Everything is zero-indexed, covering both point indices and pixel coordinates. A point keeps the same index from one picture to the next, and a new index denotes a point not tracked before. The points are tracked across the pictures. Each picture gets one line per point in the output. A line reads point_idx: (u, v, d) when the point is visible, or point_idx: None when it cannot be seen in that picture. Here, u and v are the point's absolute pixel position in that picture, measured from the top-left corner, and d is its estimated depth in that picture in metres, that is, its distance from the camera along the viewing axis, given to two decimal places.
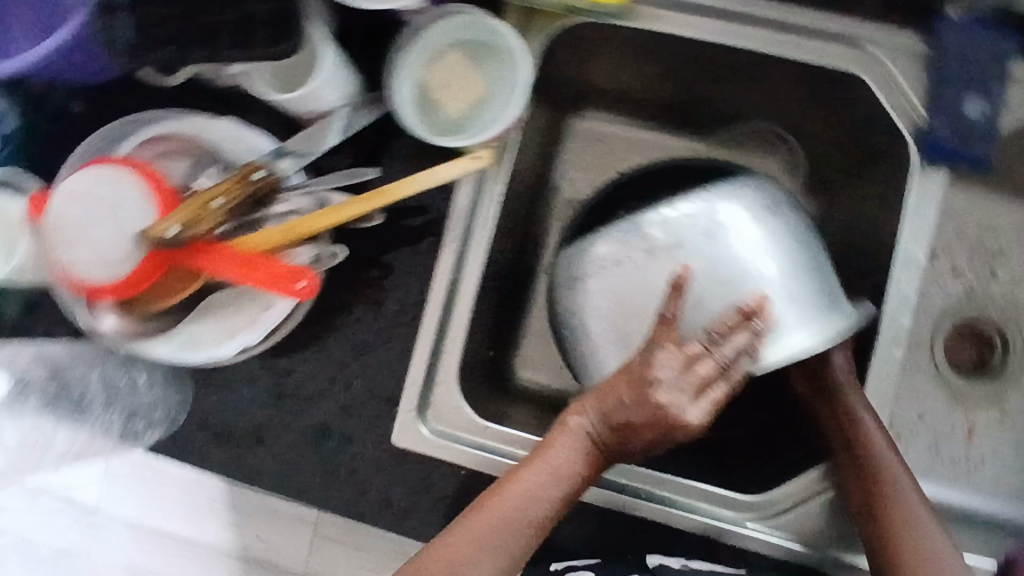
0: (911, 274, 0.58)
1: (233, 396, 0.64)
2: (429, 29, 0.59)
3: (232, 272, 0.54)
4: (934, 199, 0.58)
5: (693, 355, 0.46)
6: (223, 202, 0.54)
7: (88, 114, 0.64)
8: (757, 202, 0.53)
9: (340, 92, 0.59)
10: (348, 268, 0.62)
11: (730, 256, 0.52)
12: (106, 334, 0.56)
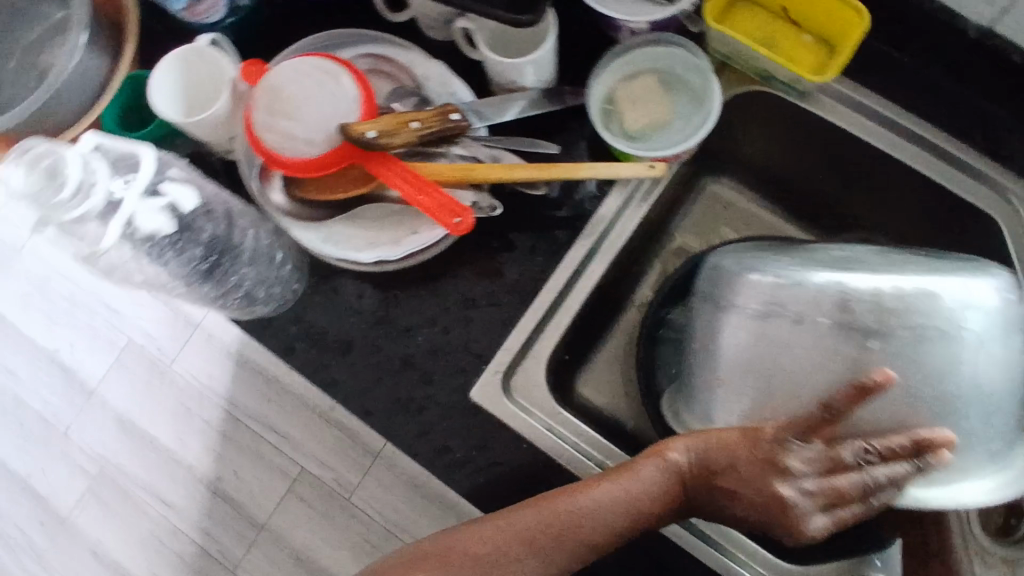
0: None
1: (335, 303, 0.67)
2: (639, 49, 0.64)
3: (403, 189, 0.58)
4: None
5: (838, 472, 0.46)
6: (419, 126, 0.58)
7: (303, 16, 0.69)
8: (986, 327, 0.49)
9: (542, 73, 0.63)
10: (487, 229, 0.67)
11: (934, 367, 0.49)
12: (273, 203, 0.61)
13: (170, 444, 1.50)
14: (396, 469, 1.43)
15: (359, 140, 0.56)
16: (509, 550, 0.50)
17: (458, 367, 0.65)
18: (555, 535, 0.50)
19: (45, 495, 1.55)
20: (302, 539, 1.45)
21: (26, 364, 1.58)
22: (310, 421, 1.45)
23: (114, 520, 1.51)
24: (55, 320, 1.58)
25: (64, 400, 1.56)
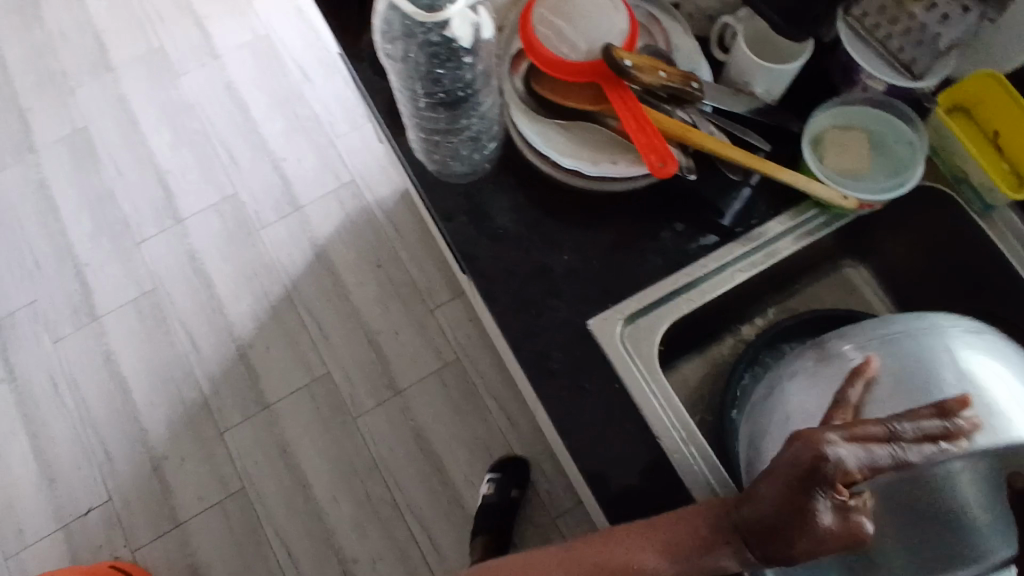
0: None
1: (507, 195, 0.72)
2: (858, 106, 0.72)
3: (626, 120, 0.64)
4: None
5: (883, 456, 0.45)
6: (662, 77, 0.65)
7: None
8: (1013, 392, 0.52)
9: (774, 89, 0.71)
10: (664, 197, 0.72)
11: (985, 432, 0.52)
12: (511, 87, 0.69)
13: (224, 295, 1.57)
14: (408, 412, 1.47)
15: (613, 63, 0.62)
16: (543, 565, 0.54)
17: (587, 295, 0.69)
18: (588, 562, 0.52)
19: (89, 285, 1.59)
20: (295, 433, 1.47)
21: (136, 170, 1.67)
22: (355, 334, 1.54)
23: (138, 336, 1.55)
24: (184, 146, 1.69)
25: (153, 214, 1.63)
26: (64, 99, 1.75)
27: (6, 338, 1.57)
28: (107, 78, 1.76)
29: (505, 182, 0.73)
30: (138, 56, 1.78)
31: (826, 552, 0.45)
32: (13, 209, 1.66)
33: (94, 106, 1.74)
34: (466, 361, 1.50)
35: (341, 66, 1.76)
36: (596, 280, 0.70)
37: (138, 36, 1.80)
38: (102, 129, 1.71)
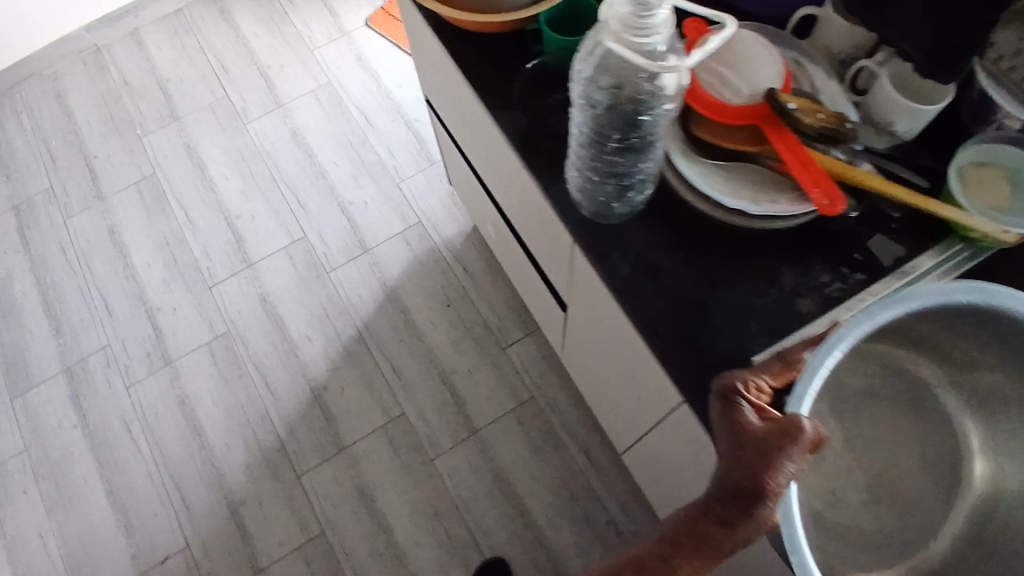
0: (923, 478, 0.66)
1: (658, 234, 0.74)
2: (997, 143, 0.74)
3: (790, 161, 0.66)
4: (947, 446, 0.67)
5: (784, 373, 0.58)
6: (821, 118, 0.67)
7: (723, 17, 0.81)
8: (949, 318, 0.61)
9: (913, 128, 0.74)
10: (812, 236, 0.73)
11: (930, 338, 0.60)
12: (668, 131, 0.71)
13: (297, 337, 1.58)
14: (487, 452, 1.47)
15: (779, 106, 0.65)
16: None
17: (748, 330, 0.70)
18: None
19: (162, 329, 1.60)
20: (373, 475, 1.46)
21: (205, 216, 1.70)
22: (428, 374, 1.54)
23: (213, 380, 1.56)
24: (253, 192, 1.72)
25: (225, 260, 1.66)
26: (132, 147, 1.78)
27: (79, 384, 1.56)
28: (174, 127, 1.79)
29: (656, 223, 0.74)
30: (204, 105, 1.81)
31: (776, 449, 0.49)
32: (83, 256, 1.68)
33: (162, 154, 1.77)
34: (542, 400, 1.51)
35: (404, 111, 1.79)
36: (754, 316, 0.70)
37: (203, 86, 1.84)
38: (171, 177, 1.74)
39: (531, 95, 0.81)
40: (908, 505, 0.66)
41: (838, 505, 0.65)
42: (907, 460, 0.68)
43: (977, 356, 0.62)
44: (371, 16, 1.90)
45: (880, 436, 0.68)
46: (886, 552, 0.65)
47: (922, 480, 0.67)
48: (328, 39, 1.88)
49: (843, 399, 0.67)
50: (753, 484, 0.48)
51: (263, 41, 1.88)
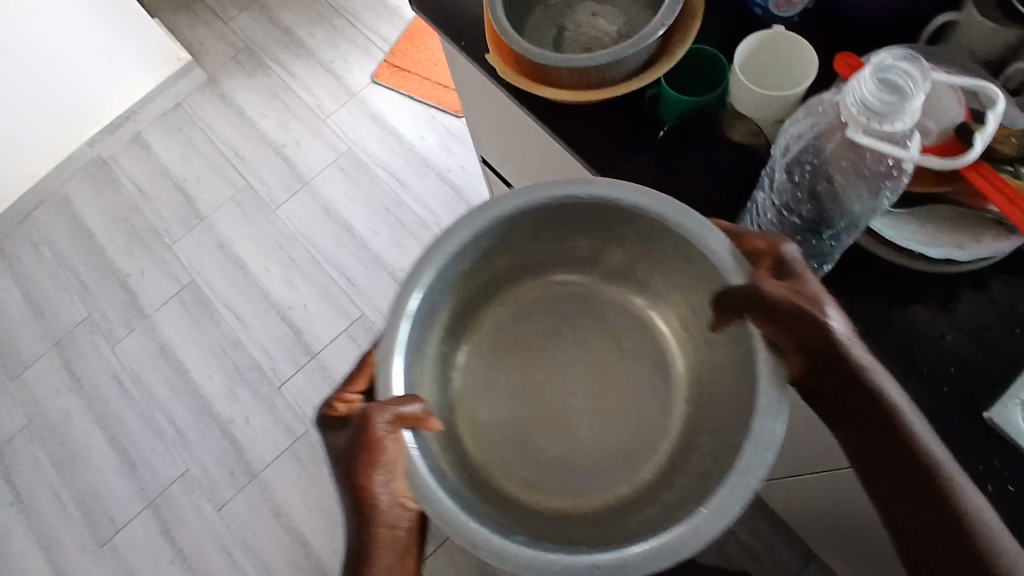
0: (636, 361, 0.71)
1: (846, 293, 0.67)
2: None
3: (987, 181, 0.59)
4: (628, 325, 0.73)
5: (358, 370, 0.66)
6: (1011, 140, 0.62)
7: (850, 47, 0.75)
8: (536, 222, 0.66)
9: None
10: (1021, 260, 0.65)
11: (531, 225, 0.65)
12: None
13: None
14: None
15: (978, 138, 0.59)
16: None
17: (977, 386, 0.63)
18: None
19: (238, 441, 1.53)
20: None
21: (256, 314, 1.63)
22: None
23: (302, 484, 1.49)
24: (298, 279, 1.65)
25: (286, 355, 1.59)
26: (164, 258, 1.71)
27: (166, 516, 1.50)
28: (202, 228, 1.73)
29: (842, 282, 0.67)
30: (226, 199, 1.74)
31: (369, 461, 0.57)
32: (140, 380, 1.61)
33: (195, 258, 1.70)
34: None
35: (432, 163, 1.72)
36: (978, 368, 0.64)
37: (221, 179, 1.76)
38: (211, 280, 1.67)
39: (663, 157, 0.74)
40: (621, 404, 0.70)
41: (570, 437, 0.68)
42: (596, 351, 0.72)
43: (597, 246, 0.70)
44: (375, 70, 1.81)
45: (570, 341, 0.73)
46: (635, 452, 0.67)
47: (622, 363, 0.71)
48: (337, 104, 1.80)
49: (521, 337, 0.73)
50: (365, 494, 0.58)
51: (272, 120, 1.80)
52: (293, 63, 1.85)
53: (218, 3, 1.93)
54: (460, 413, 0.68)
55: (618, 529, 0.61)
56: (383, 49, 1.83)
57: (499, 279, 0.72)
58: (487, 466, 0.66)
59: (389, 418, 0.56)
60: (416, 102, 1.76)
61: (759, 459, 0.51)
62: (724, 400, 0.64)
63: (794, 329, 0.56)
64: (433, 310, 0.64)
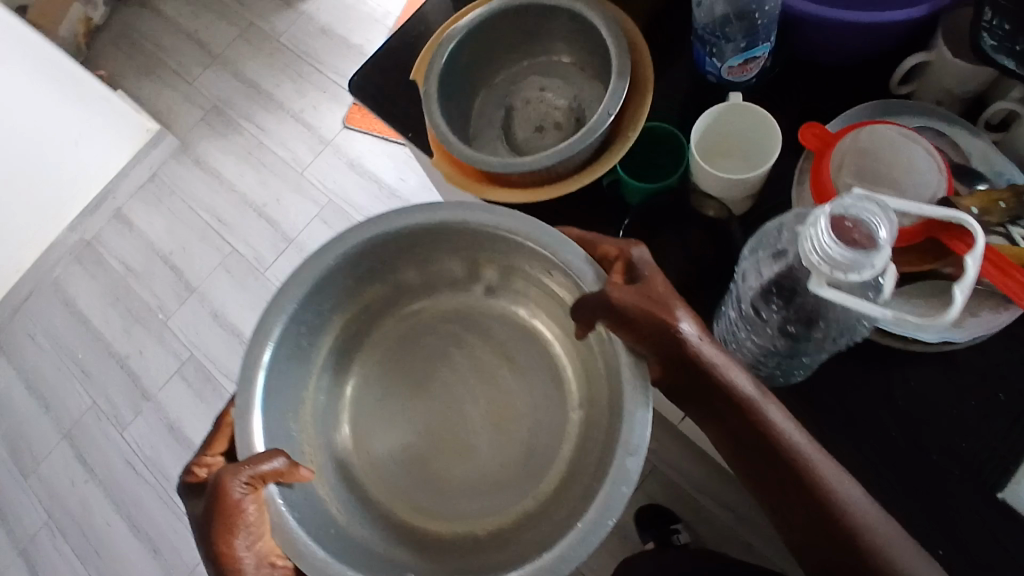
0: (524, 367, 0.78)
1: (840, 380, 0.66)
2: None
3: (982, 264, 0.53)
4: (510, 331, 0.80)
5: (215, 433, 0.70)
6: (1004, 205, 0.56)
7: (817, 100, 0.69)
8: (391, 251, 0.73)
9: None
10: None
11: (384, 252, 0.73)
12: None
13: None
14: (629, 541, 1.37)
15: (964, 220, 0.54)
16: None
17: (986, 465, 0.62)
18: None
19: None
20: None
21: None
22: None
23: None
24: None
25: None
26: (160, 334, 1.69)
27: None
28: (194, 299, 1.70)
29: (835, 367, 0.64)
30: (215, 266, 1.72)
31: (226, 516, 0.60)
32: (154, 463, 1.60)
33: (192, 331, 1.68)
34: (664, 466, 1.39)
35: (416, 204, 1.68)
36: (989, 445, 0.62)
37: (207, 246, 1.74)
38: (210, 352, 1.65)
39: None
40: (511, 412, 0.76)
41: (462, 453, 0.75)
42: (485, 366, 0.79)
43: (463, 264, 0.77)
44: (347, 114, 1.77)
45: (458, 359, 0.79)
46: (527, 466, 0.74)
47: (513, 378, 0.78)
48: (313, 154, 1.76)
49: (408, 359, 0.80)
50: (224, 553, 0.60)
51: (250, 179, 1.77)
52: (265, 118, 1.82)
53: (181, 65, 1.89)
54: (355, 444, 0.76)
55: (497, 551, 0.67)
56: (351, 91, 1.79)
57: (381, 306, 0.80)
58: (386, 502, 0.74)
59: (246, 478, 0.60)
60: (392, 142, 1.72)
61: (626, 465, 0.56)
62: (605, 404, 0.69)
63: (659, 340, 0.59)
64: (301, 342, 0.72)
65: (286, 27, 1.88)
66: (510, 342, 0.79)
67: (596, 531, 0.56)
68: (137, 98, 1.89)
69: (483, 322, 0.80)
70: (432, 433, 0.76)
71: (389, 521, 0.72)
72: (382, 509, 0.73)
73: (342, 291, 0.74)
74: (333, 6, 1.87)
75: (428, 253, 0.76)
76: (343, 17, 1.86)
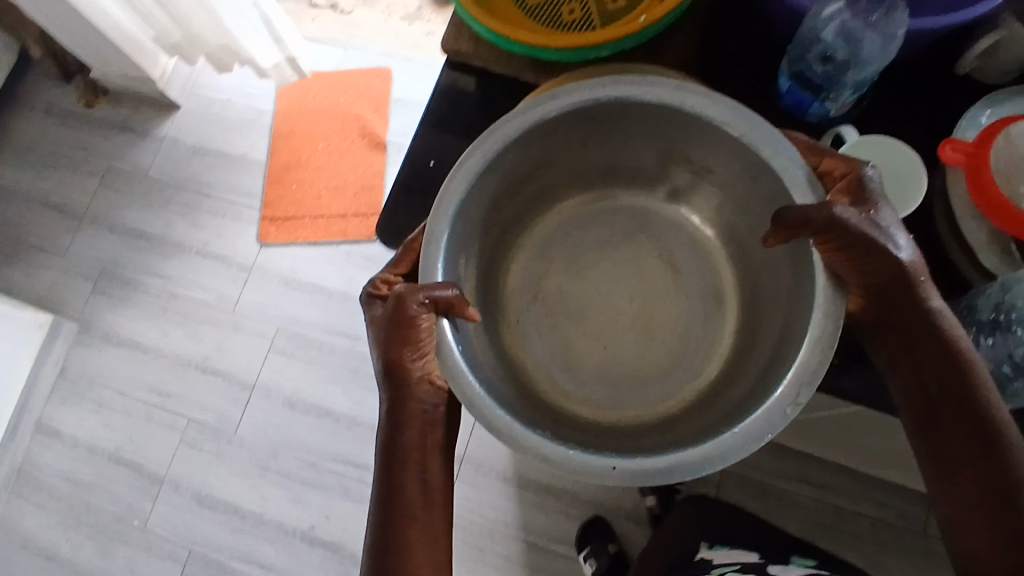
0: (702, 281, 0.79)
1: None
2: None
3: None
4: (680, 237, 0.80)
5: (401, 255, 0.69)
6: None
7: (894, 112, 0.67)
8: (542, 148, 0.71)
9: None
10: None
11: (534, 152, 0.70)
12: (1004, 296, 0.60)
13: None
14: None
15: None
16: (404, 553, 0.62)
17: None
18: (392, 512, 0.63)
19: None
20: None
21: (281, 552, 1.41)
22: (619, 525, 1.40)
23: None
24: (304, 491, 1.44)
25: None
26: (144, 543, 1.46)
27: None
28: (166, 490, 1.48)
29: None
30: (177, 445, 1.50)
31: (410, 324, 0.62)
32: None
33: (180, 525, 1.46)
34: (735, 466, 1.35)
35: None
36: None
37: (158, 425, 1.51)
38: (211, 539, 1.44)
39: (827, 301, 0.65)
40: (662, 317, 0.77)
41: (620, 349, 0.76)
42: (649, 264, 0.79)
43: (637, 161, 0.77)
44: (261, 231, 1.59)
45: (621, 256, 0.80)
46: (681, 369, 0.75)
47: (677, 289, 0.78)
48: (238, 287, 1.57)
49: (564, 249, 0.81)
50: (400, 355, 0.63)
51: (178, 336, 1.56)
52: (166, 264, 1.60)
53: (45, 237, 1.65)
54: (509, 335, 0.76)
55: (661, 433, 0.68)
56: (255, 205, 1.61)
57: (535, 199, 0.80)
58: (535, 378, 0.75)
59: (422, 298, 0.61)
60: (323, 245, 1.56)
61: (833, 313, 0.56)
62: (770, 270, 0.71)
63: (870, 262, 0.57)
64: (466, 241, 0.69)
65: (151, 159, 1.67)
66: (684, 256, 0.80)
67: (795, 393, 0.55)
68: (7, 291, 1.63)
69: (654, 220, 0.81)
70: (591, 329, 0.77)
71: (538, 396, 0.74)
72: (532, 388, 0.74)
73: (502, 189, 0.72)
74: (195, 120, 1.68)
75: (580, 151, 0.75)
76: (211, 130, 1.67)
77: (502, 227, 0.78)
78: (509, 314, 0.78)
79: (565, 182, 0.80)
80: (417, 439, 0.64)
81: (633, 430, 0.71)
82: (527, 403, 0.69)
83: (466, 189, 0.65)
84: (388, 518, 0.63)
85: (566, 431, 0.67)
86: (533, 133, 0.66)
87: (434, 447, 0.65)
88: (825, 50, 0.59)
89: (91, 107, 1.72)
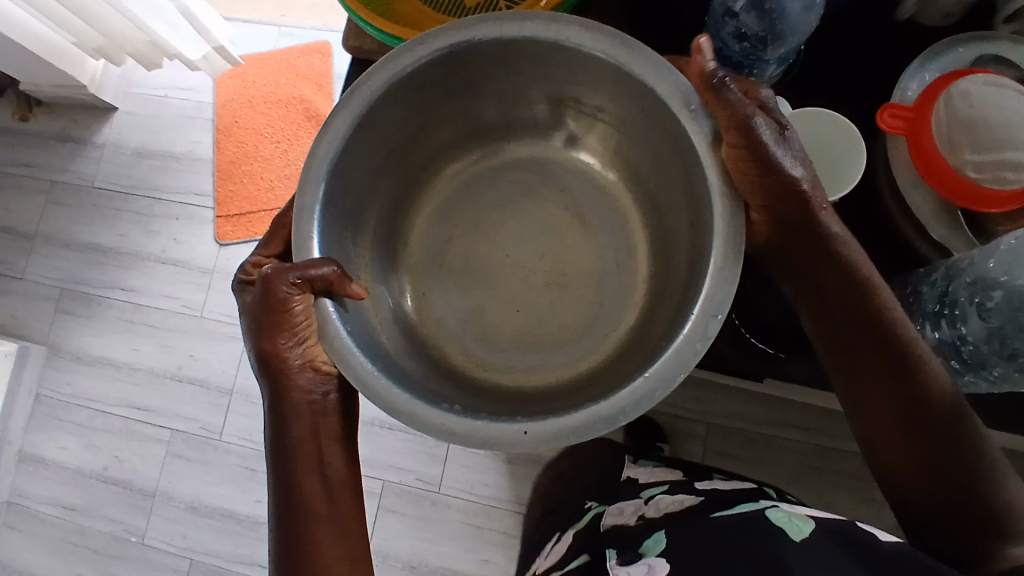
0: (611, 226, 0.77)
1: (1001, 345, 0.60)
2: None
3: None
4: (579, 181, 0.79)
5: (269, 237, 0.68)
6: None
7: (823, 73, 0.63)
8: (417, 108, 0.69)
9: None
10: None
11: (409, 114, 0.69)
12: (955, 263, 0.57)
13: (473, 567, 1.41)
14: None
15: None
16: (313, 551, 0.61)
17: None
18: (294, 511, 0.61)
19: None
20: None
21: None
22: None
23: None
24: None
25: None
26: (146, 557, 1.46)
27: None
28: (160, 503, 1.47)
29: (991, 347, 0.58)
30: (163, 458, 1.49)
31: (282, 310, 0.60)
32: None
33: (179, 536, 1.46)
34: (720, 418, 1.33)
35: None
36: None
37: (142, 441, 1.50)
38: (211, 547, 1.44)
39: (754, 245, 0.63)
40: (574, 273, 0.76)
41: (535, 306, 0.75)
42: (554, 218, 0.78)
43: (518, 107, 0.75)
44: (217, 231, 1.54)
45: (525, 213, 0.78)
46: (602, 324, 0.73)
47: (587, 241, 0.77)
48: (202, 291, 1.53)
49: (470, 211, 0.79)
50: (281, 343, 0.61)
51: (148, 348, 1.53)
52: (127, 276, 1.56)
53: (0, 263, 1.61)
54: (421, 313, 0.75)
55: (578, 391, 0.66)
56: (209, 204, 1.56)
57: (426, 164, 0.78)
58: (448, 353, 0.73)
59: (294, 279, 0.59)
60: None
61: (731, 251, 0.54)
62: (674, 215, 0.69)
63: (770, 183, 0.54)
64: (347, 222, 0.68)
65: (95, 168, 1.61)
66: (586, 205, 0.78)
67: (703, 332, 0.53)
68: None
69: (549, 166, 0.80)
70: (503, 292, 0.75)
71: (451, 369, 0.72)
72: (444, 363, 0.72)
73: (385, 155, 0.70)
74: (135, 122, 1.61)
75: (461, 104, 0.72)
76: (152, 130, 1.60)
77: (396, 195, 0.76)
78: (413, 289, 0.76)
79: (456, 142, 0.78)
80: (308, 431, 0.62)
81: (547, 393, 0.70)
82: (431, 374, 0.68)
83: (333, 166, 0.62)
84: (292, 517, 0.61)
85: (473, 400, 0.66)
86: (397, 92, 0.64)
87: (327, 436, 0.63)
88: (742, 30, 0.57)
89: (26, 121, 1.65)
